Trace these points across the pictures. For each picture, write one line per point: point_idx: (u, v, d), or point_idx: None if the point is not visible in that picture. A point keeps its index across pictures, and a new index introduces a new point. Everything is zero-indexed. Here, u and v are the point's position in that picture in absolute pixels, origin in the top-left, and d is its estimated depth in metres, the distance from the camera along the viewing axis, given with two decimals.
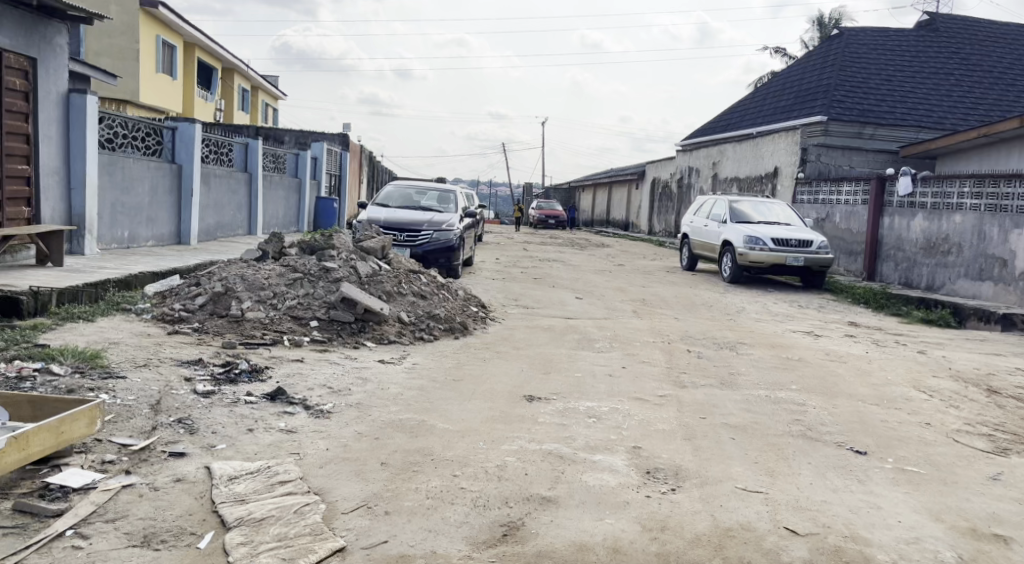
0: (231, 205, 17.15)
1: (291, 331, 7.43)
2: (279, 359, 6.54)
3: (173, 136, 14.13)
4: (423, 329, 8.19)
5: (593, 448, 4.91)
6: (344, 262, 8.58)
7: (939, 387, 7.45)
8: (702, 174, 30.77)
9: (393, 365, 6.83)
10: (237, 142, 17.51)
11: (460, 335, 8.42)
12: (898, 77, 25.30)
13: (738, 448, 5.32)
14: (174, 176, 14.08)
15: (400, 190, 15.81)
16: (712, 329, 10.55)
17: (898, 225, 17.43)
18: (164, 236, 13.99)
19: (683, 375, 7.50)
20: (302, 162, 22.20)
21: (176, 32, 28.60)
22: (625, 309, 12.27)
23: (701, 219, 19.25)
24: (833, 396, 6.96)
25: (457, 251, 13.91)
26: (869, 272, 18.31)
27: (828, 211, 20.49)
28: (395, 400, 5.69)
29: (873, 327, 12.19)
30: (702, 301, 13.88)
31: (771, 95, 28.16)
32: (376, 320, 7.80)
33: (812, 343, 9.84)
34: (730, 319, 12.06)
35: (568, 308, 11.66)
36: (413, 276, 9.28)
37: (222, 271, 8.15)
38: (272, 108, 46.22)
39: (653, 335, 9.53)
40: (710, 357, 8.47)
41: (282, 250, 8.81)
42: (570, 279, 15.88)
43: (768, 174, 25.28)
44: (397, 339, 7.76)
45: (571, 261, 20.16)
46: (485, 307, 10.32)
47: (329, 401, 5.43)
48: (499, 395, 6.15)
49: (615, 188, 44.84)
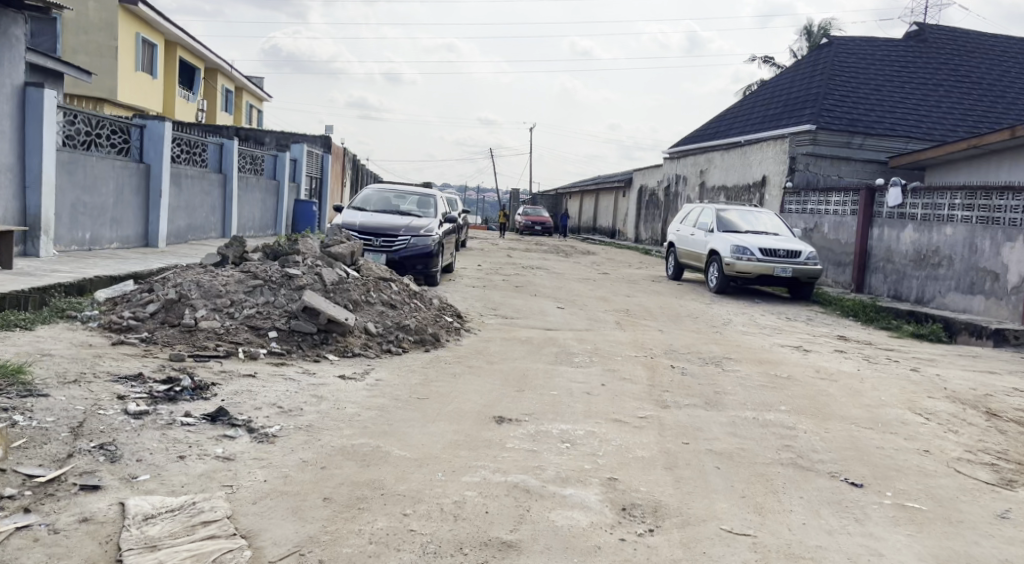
0: (204, 207, 16.61)
1: (248, 342, 6.96)
2: (229, 373, 6.06)
3: (141, 134, 13.60)
4: (391, 341, 7.74)
5: (565, 480, 4.45)
6: (308, 269, 8.10)
7: (935, 409, 7.04)
8: (689, 182, 30.43)
9: (355, 381, 6.37)
10: (212, 143, 16.97)
11: (431, 347, 7.96)
12: (887, 87, 25.04)
13: (723, 479, 4.87)
14: (141, 176, 13.55)
15: (378, 194, 15.33)
16: (697, 343, 10.12)
17: (888, 236, 17.10)
18: (130, 239, 13.45)
19: (665, 394, 7.05)
20: (281, 164, 21.68)
21: (156, 30, 28.03)
22: (608, 320, 11.82)
23: (687, 227, 18.86)
24: (825, 419, 6.53)
25: (435, 257, 13.43)
26: (858, 284, 17.97)
27: (816, 221, 20.15)
28: (350, 422, 5.21)
29: (863, 342, 11.79)
30: (687, 312, 13.46)
31: (759, 104, 27.85)
32: (340, 331, 7.35)
33: (801, 359, 9.42)
34: (716, 332, 11.63)
35: (548, 319, 11.20)
36: (384, 284, 8.82)
37: (178, 277, 7.64)
38: (257, 109, 45.60)
39: (635, 349, 9.10)
40: (694, 374, 8.03)
41: (244, 255, 8.29)
42: (552, 288, 15.42)
43: (755, 183, 24.96)
44: (362, 352, 7.32)
45: (555, 269, 19.72)
46: (461, 317, 9.87)
47: (276, 424, 4.95)
48: (466, 416, 5.67)
49: (602, 195, 44.44)
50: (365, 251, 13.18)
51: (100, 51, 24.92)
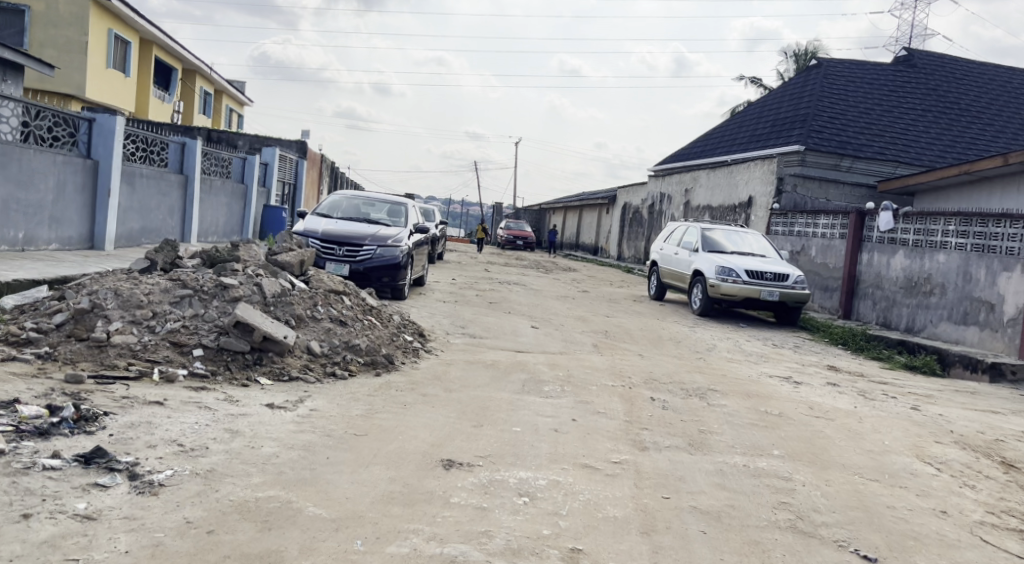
0: (161, 210, 15.70)
1: (168, 362, 6.10)
2: (132, 399, 5.16)
3: (90, 127, 12.96)
4: (337, 363, 6.90)
5: (515, 553, 3.58)
6: (247, 278, 7.22)
7: (947, 457, 6.19)
8: (674, 201, 29.74)
9: (283, 412, 5.49)
10: (173, 141, 16.09)
11: (383, 370, 7.11)
12: (877, 111, 24.50)
13: (709, 548, 4.02)
14: (88, 173, 12.84)
15: (347, 200, 14.45)
16: (680, 371, 9.25)
17: (878, 262, 16.42)
18: (72, 240, 12.68)
19: (643, 432, 6.19)
20: (249, 168, 20.73)
21: (130, 27, 27.01)
22: (584, 342, 10.95)
23: (671, 246, 18.10)
24: (825, 467, 5.68)
25: (404, 269, 12.55)
26: (845, 310, 17.27)
27: (803, 244, 19.49)
28: (263, 467, 4.30)
29: (855, 374, 10.99)
30: (669, 336, 12.64)
31: (747, 123, 27.25)
32: (277, 350, 6.53)
33: (793, 393, 8.55)
34: (698, 358, 10.79)
35: (519, 340, 10.29)
36: (335, 297, 7.93)
37: (95, 284, 6.75)
38: (236, 114, 44.54)
39: (610, 377, 8.24)
40: (676, 408, 7.17)
41: (176, 261, 7.39)
42: (528, 305, 14.57)
43: (741, 203, 24.25)
44: (302, 375, 6.45)
45: (534, 285, 18.88)
46: (423, 336, 8.99)
47: (168, 468, 4.04)
48: (407, 459, 4.79)
49: (585, 211, 43.75)
50: (326, 260, 12.31)
51: (69, 46, 23.90)
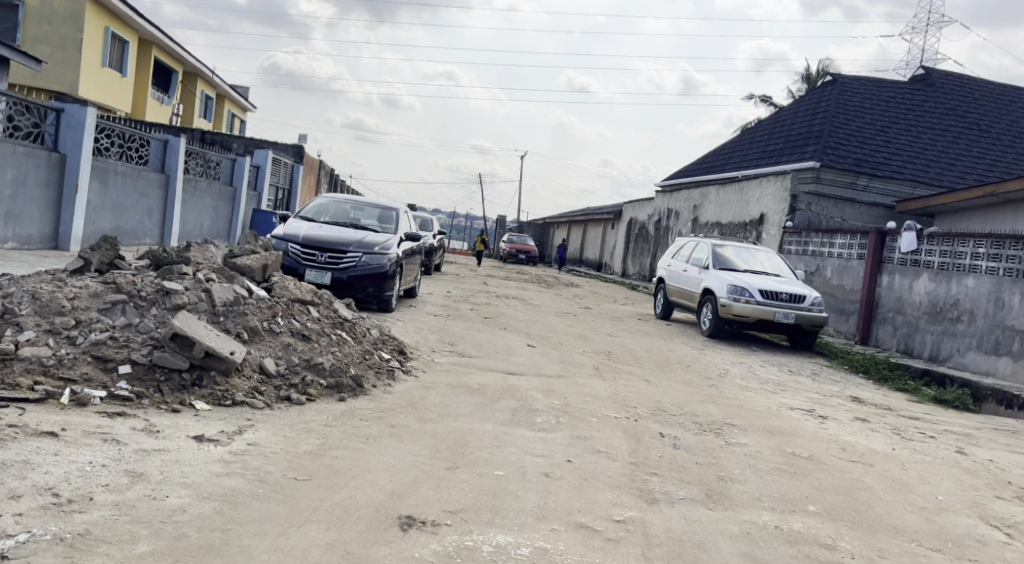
0: (138, 210, 14.79)
1: (85, 382, 5.12)
2: (20, 428, 4.17)
3: (58, 119, 12.21)
4: (293, 386, 5.92)
5: None
6: (195, 283, 6.24)
7: (1016, 519, 5.16)
8: (681, 217, 28.82)
9: (212, 447, 4.49)
10: (154, 138, 15.18)
11: (349, 395, 6.11)
12: (894, 129, 23.51)
13: None
14: (53, 166, 12.08)
15: (335, 203, 13.45)
16: (692, 401, 8.21)
17: (898, 285, 15.39)
18: (32, 238, 11.87)
19: (651, 480, 5.16)
20: (239, 169, 19.83)
21: (129, 26, 26.08)
22: (584, 364, 9.93)
23: (679, 262, 17.10)
24: (873, 531, 4.67)
25: (390, 279, 11.58)
26: (863, 336, 16.26)
27: (818, 264, 18.50)
28: (158, 528, 3.32)
29: (882, 408, 9.92)
30: (677, 359, 11.62)
31: (759, 138, 26.30)
32: (220, 369, 5.54)
33: (820, 429, 7.51)
34: (710, 386, 9.74)
35: (512, 360, 9.27)
36: (299, 308, 6.93)
37: (13, 286, 5.80)
38: (239, 119, 43.77)
39: (613, 406, 7.21)
40: (689, 447, 6.14)
41: (116, 261, 6.42)
42: (526, 321, 13.54)
43: (751, 220, 23.26)
44: (248, 400, 5.46)
45: (533, 300, 17.85)
46: (404, 354, 7.97)
47: (23, 530, 3.13)
48: (355, 517, 3.80)
49: (589, 227, 42.84)
50: (307, 267, 11.30)
51: (63, 42, 22.97)
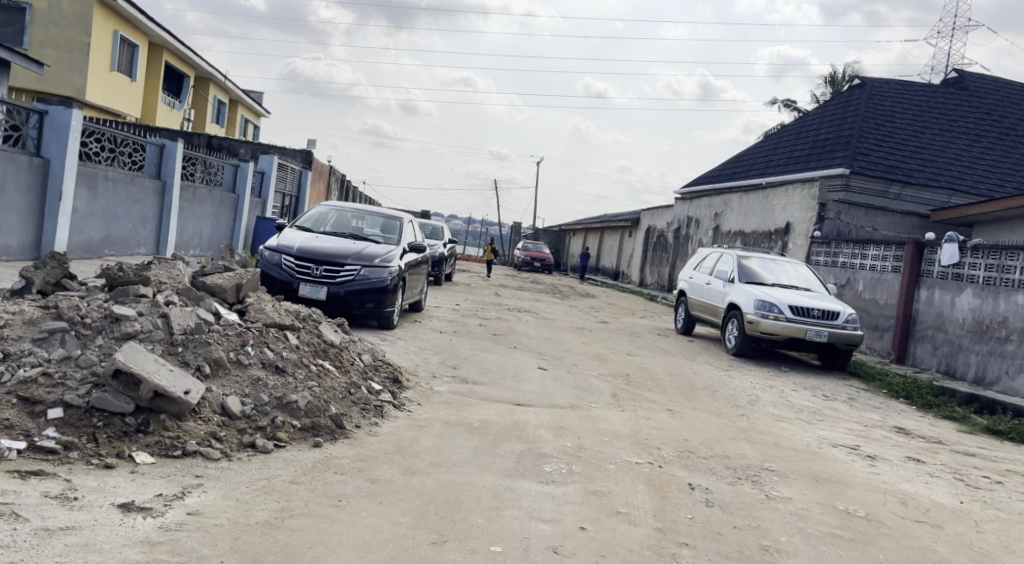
0: (132, 218, 14.03)
1: (4, 431, 4.30)
2: None
3: (41, 122, 11.49)
4: (259, 430, 5.07)
5: None
6: (150, 306, 5.41)
7: None
8: (702, 226, 27.86)
9: (140, 520, 3.62)
10: (149, 142, 14.44)
11: (326, 440, 5.25)
12: (927, 134, 22.44)
13: None
14: (34, 172, 11.34)
15: (335, 211, 12.63)
16: (722, 438, 7.27)
17: (939, 300, 14.39)
18: (11, 248, 11.11)
19: (682, 553, 4.26)
20: (242, 176, 19.08)
21: (139, 30, 25.39)
22: (602, 391, 9.04)
23: (702, 275, 16.16)
24: None
25: (391, 295, 10.74)
26: (899, 354, 15.27)
27: (849, 276, 17.50)
28: None
29: (931, 441, 8.95)
30: (702, 383, 10.72)
31: (784, 144, 25.27)
32: (171, 412, 4.71)
33: (871, 474, 6.57)
34: (741, 416, 8.79)
35: (522, 387, 8.38)
36: (275, 334, 6.08)
37: None
38: (252, 124, 43.11)
39: (634, 447, 6.31)
40: (724, 504, 5.23)
41: (62, 282, 5.64)
42: (537, 339, 12.62)
43: (776, 230, 22.27)
44: (202, 449, 4.60)
45: (548, 313, 16.97)
46: (398, 383, 7.09)
47: None
48: None
49: (606, 233, 41.92)
50: (301, 281, 10.46)
51: (70, 46, 22.31)
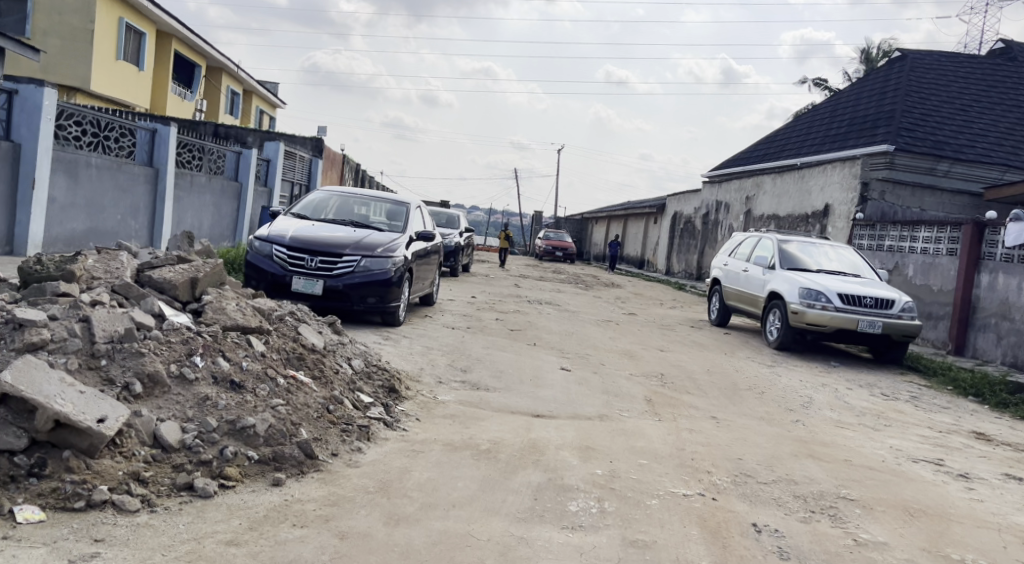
0: (121, 207, 12.99)
1: None
2: None
3: (11, 101, 10.45)
4: (200, 464, 3.93)
5: None
6: (69, 309, 4.32)
7: None
8: (732, 210, 26.46)
9: None
10: (140, 126, 13.40)
11: (288, 477, 4.09)
12: (975, 108, 20.88)
13: None
14: (3, 157, 10.30)
15: (337, 197, 11.48)
16: (782, 455, 6.04)
17: (1002, 285, 13.01)
18: None
19: None
20: (245, 164, 18.03)
21: (146, 18, 24.35)
22: (634, 395, 7.85)
23: (737, 261, 14.88)
24: None
25: (395, 289, 9.61)
26: (958, 344, 13.93)
27: (897, 260, 16.11)
28: None
29: (1019, 450, 7.68)
30: (745, 382, 9.51)
31: (818, 122, 23.79)
32: (76, 445, 3.61)
33: (973, 500, 5.33)
34: (797, 423, 7.57)
35: (541, 393, 7.21)
36: (237, 339, 4.95)
37: None
38: (267, 116, 42.07)
39: (680, 473, 5.12)
40: (803, 553, 4.04)
41: None
42: (559, 334, 11.44)
43: (813, 212, 20.89)
44: (115, 498, 3.48)
45: (571, 305, 15.77)
46: (394, 394, 5.93)
47: None
48: None
49: (630, 221, 40.66)
50: (294, 274, 9.35)
51: (72, 34, 21.29)
